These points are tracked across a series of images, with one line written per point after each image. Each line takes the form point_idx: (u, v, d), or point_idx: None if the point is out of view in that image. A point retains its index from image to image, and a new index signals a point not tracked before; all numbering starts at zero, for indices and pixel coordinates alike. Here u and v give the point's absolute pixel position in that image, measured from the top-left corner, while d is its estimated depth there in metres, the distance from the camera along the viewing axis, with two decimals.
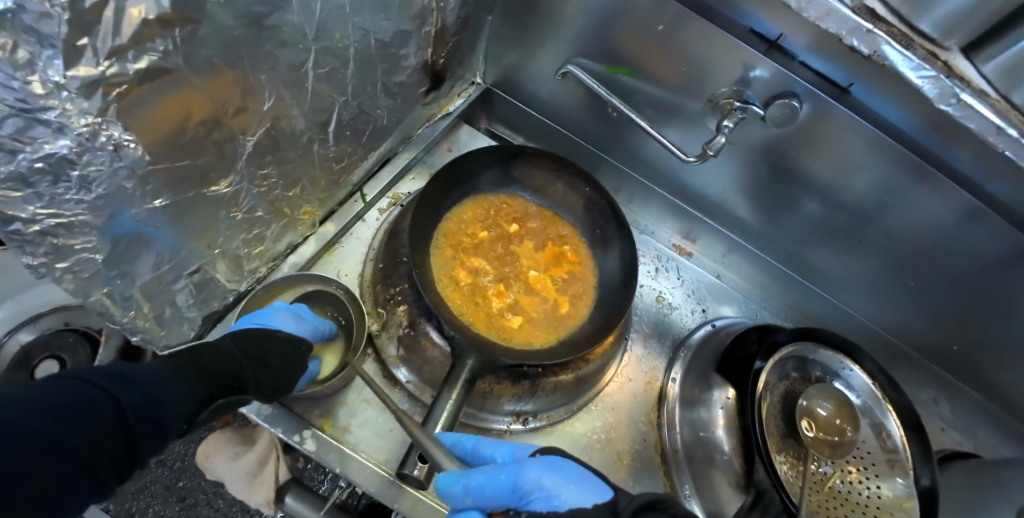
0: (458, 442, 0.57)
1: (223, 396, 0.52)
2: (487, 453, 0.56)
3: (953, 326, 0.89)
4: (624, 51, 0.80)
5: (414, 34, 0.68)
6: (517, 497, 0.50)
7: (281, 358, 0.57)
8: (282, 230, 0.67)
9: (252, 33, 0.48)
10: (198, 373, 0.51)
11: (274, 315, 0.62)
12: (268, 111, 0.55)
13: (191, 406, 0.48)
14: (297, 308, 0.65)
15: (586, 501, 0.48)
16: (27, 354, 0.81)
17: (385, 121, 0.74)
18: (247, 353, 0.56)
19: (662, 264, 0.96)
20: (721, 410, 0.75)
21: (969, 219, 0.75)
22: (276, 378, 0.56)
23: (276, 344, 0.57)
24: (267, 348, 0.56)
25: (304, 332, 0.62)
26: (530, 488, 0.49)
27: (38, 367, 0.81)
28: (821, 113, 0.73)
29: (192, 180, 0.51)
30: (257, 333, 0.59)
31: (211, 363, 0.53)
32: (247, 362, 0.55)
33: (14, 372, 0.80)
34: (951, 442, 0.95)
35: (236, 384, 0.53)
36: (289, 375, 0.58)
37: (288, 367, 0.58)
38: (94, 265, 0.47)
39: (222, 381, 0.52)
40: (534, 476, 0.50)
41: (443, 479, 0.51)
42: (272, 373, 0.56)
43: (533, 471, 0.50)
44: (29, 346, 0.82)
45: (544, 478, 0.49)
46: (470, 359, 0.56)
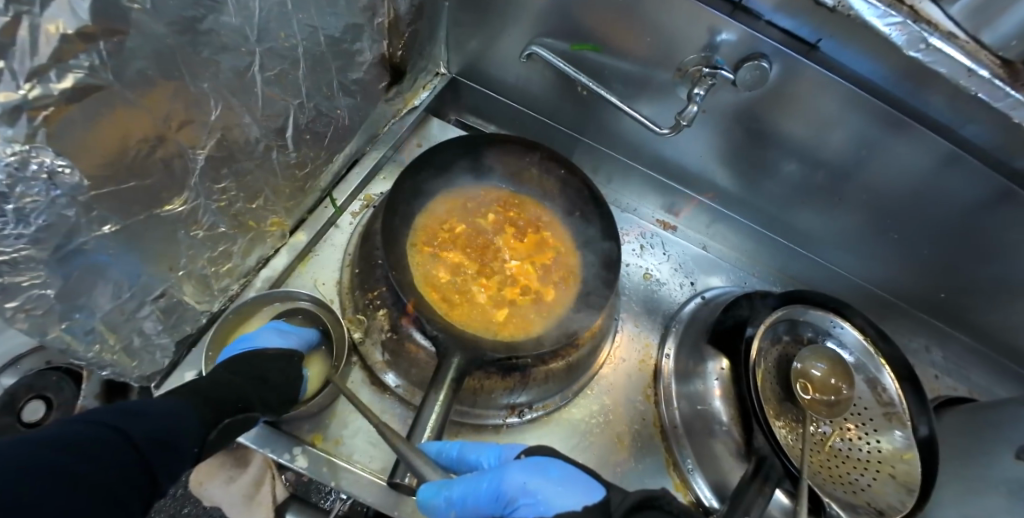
0: (444, 449, 0.56)
1: (230, 416, 0.49)
2: (474, 458, 0.55)
3: (940, 274, 0.89)
4: (587, 27, 0.78)
5: (366, 27, 0.65)
6: (502, 504, 0.48)
7: (281, 374, 0.56)
8: (250, 243, 0.65)
9: (187, 40, 0.46)
10: (205, 400, 0.48)
11: (256, 336, 0.60)
12: (217, 121, 0.53)
13: (200, 430, 0.46)
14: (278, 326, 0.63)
15: (574, 504, 0.45)
16: (10, 398, 0.70)
17: (347, 121, 0.71)
18: (245, 374, 0.54)
19: (647, 241, 0.95)
20: (716, 381, 0.73)
21: (946, 164, 0.74)
22: (278, 394, 0.55)
23: (273, 363, 0.56)
24: (263, 366, 0.55)
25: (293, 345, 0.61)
26: (514, 494, 0.48)
27: (23, 410, 0.71)
28: (792, 72, 0.71)
29: (141, 201, 0.49)
30: (246, 355, 0.56)
31: (212, 389, 0.50)
32: (248, 383, 0.53)
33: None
34: (946, 388, 0.96)
35: (241, 404, 0.51)
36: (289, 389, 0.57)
37: (290, 381, 0.57)
38: (47, 301, 0.45)
39: (229, 403, 0.50)
40: (518, 480, 0.48)
41: (425, 493, 0.50)
42: (273, 389, 0.55)
43: (517, 475, 0.48)
44: (11, 389, 0.71)
45: (528, 481, 0.48)
46: (456, 357, 0.55)
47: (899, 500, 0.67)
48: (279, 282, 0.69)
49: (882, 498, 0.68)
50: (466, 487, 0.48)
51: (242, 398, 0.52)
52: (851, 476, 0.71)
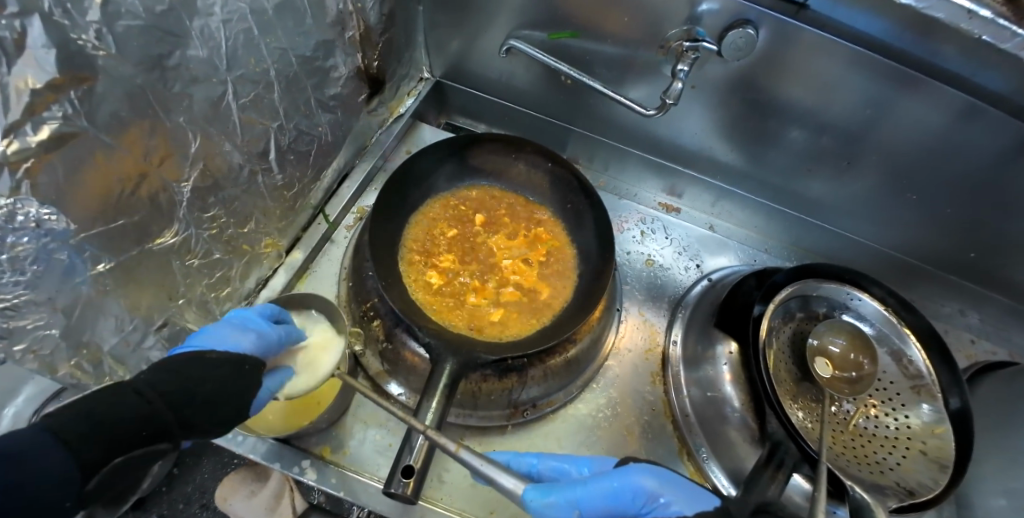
0: (521, 460, 0.57)
1: (124, 455, 0.41)
2: (558, 467, 0.57)
3: (968, 232, 0.84)
4: (563, 14, 0.76)
5: (338, 42, 0.66)
6: (636, 505, 0.52)
7: (216, 384, 0.49)
8: (247, 267, 0.66)
9: (157, 77, 0.48)
10: (91, 431, 0.40)
11: (215, 334, 0.54)
12: (197, 152, 0.54)
13: (79, 477, 0.38)
14: (249, 319, 0.56)
15: (705, 504, 0.53)
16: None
17: (330, 137, 0.72)
18: (166, 389, 0.46)
19: (647, 226, 0.92)
20: (726, 366, 0.72)
21: (966, 118, 0.69)
22: (207, 412, 0.47)
23: (213, 371, 0.49)
24: (193, 378, 0.48)
25: (249, 345, 0.53)
26: (649, 496, 0.52)
27: None
28: (780, 35, 0.68)
29: (132, 237, 0.51)
30: (184, 359, 0.50)
31: (114, 417, 0.41)
32: (166, 400, 0.45)
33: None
34: (984, 352, 0.91)
35: (147, 434, 0.43)
36: (236, 407, 0.49)
37: (233, 393, 0.49)
38: (53, 341, 0.47)
39: (132, 432, 0.42)
40: (644, 483, 0.52)
41: (534, 495, 0.50)
42: (200, 408, 0.47)
43: (642, 478, 0.52)
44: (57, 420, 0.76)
45: (655, 483, 0.52)
46: (448, 362, 0.55)
47: (931, 477, 0.63)
48: None
49: (912, 476, 0.64)
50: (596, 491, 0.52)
51: (150, 423, 0.43)
52: (877, 456, 0.67)
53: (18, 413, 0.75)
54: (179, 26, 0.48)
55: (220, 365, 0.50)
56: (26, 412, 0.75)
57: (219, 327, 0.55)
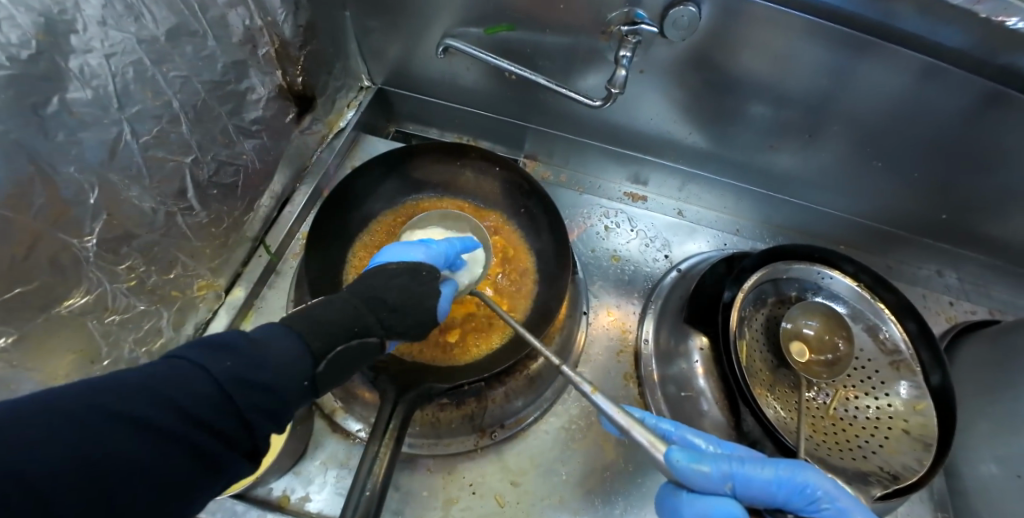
0: (658, 423, 0.55)
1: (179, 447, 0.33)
2: (698, 442, 0.55)
3: (938, 193, 0.81)
4: (495, 6, 0.71)
5: (251, 62, 0.61)
6: (804, 500, 0.49)
7: (403, 290, 0.51)
8: (180, 314, 0.62)
9: (34, 129, 0.43)
10: (313, 327, 0.42)
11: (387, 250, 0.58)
12: (99, 203, 0.49)
13: (171, 456, 0.33)
14: (427, 240, 0.60)
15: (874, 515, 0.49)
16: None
17: (258, 164, 0.67)
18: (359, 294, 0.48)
19: (611, 220, 0.89)
20: (699, 360, 0.70)
21: (925, 77, 0.66)
22: (402, 313, 0.49)
23: (396, 278, 0.51)
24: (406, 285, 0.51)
25: (421, 256, 0.56)
26: (822, 494, 0.49)
27: None
28: (724, 9, 0.64)
29: (33, 305, 0.46)
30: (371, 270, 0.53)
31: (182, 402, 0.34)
32: (366, 302, 0.47)
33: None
34: (963, 313, 0.89)
35: (356, 330, 0.44)
36: (428, 309, 0.51)
37: (418, 294, 0.51)
38: None
39: (344, 328, 0.44)
40: (823, 483, 0.49)
41: (687, 457, 0.47)
42: (393, 307, 0.49)
43: (821, 477, 0.50)
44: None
45: (833, 487, 0.50)
46: (395, 398, 0.51)
47: (915, 458, 0.61)
48: None
49: (896, 459, 0.62)
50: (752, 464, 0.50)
51: (358, 321, 0.45)
52: (858, 442, 0.65)
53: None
54: (52, 69, 0.43)
55: (398, 271, 0.52)
56: None
57: (389, 250, 0.58)
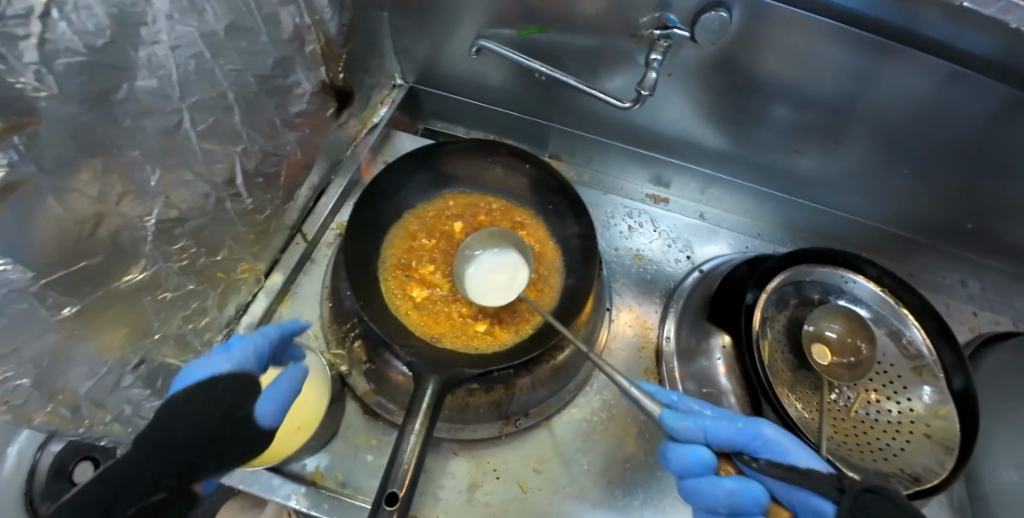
0: (661, 393, 0.58)
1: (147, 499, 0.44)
2: (696, 408, 0.57)
3: (963, 200, 0.81)
4: (529, 9, 0.74)
5: (298, 57, 0.64)
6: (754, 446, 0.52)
7: (192, 425, 0.47)
8: (223, 295, 0.65)
9: (104, 114, 0.46)
10: (150, 450, 0.45)
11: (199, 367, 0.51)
12: (158, 186, 0.52)
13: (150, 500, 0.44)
14: (228, 346, 0.54)
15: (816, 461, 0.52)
16: (60, 464, 0.68)
17: (299, 155, 0.70)
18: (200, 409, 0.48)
19: (634, 220, 0.90)
20: (721, 359, 0.72)
21: (950, 82, 0.67)
22: (198, 445, 0.47)
23: (185, 413, 0.48)
24: (181, 424, 0.47)
25: (227, 368, 0.52)
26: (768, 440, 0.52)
27: (76, 473, 0.68)
28: (753, 14, 0.65)
29: (97, 279, 0.49)
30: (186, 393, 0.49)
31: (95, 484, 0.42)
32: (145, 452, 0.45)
33: (53, 484, 0.67)
34: (987, 323, 0.89)
35: (158, 483, 0.44)
36: (228, 429, 0.49)
37: (196, 424, 0.47)
38: (24, 391, 0.46)
39: (172, 461, 0.45)
40: (769, 432, 0.53)
41: (670, 416, 0.52)
42: (216, 449, 0.47)
43: (769, 427, 0.53)
44: (63, 454, 0.68)
45: (783, 436, 0.52)
46: (431, 381, 0.53)
47: (937, 461, 0.62)
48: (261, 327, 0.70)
49: (916, 461, 0.63)
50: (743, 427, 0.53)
51: (174, 461, 0.45)
52: (879, 443, 0.65)
53: (22, 450, 0.67)
54: (123, 59, 0.46)
55: (190, 398, 0.49)
56: (28, 447, 0.68)
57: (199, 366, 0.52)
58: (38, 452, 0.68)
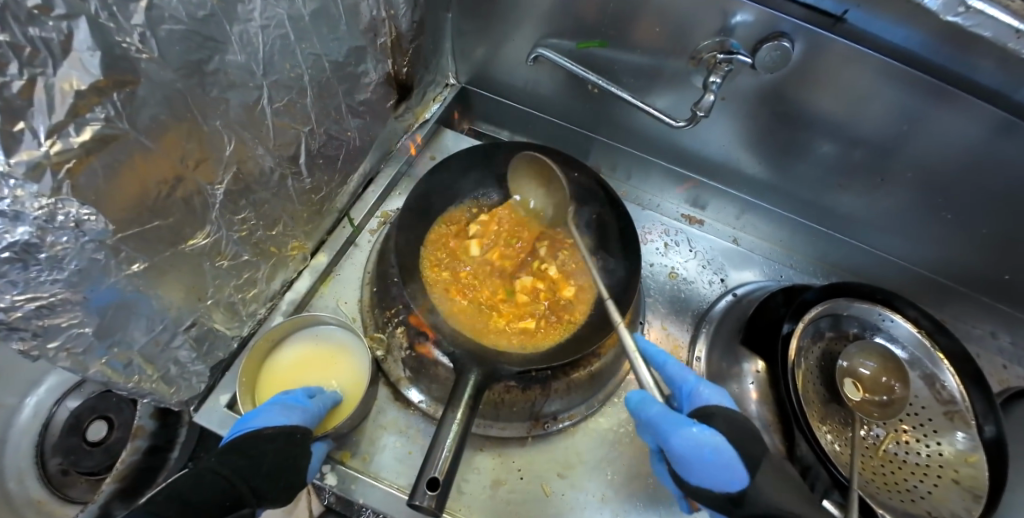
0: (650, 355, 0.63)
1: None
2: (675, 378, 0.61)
3: (1004, 252, 0.81)
4: (592, 24, 0.76)
5: (370, 48, 0.66)
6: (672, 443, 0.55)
7: (253, 462, 0.50)
8: (273, 269, 0.67)
9: (195, 82, 0.48)
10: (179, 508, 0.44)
11: (264, 412, 0.55)
12: (231, 156, 0.54)
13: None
14: (296, 398, 0.58)
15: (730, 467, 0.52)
16: (77, 419, 0.74)
17: (357, 142, 0.72)
18: (232, 465, 0.50)
19: (671, 238, 0.91)
20: (753, 384, 0.71)
21: (1002, 132, 0.67)
22: (271, 477, 0.51)
23: (262, 448, 0.52)
24: (259, 455, 0.51)
25: (296, 419, 0.55)
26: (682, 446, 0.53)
27: (89, 429, 0.73)
28: (815, 48, 0.66)
29: (166, 239, 0.51)
30: (244, 439, 0.52)
31: (194, 490, 0.46)
32: (236, 474, 0.49)
33: (67, 438, 0.73)
34: (1016, 378, 0.89)
35: (228, 502, 0.47)
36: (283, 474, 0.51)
37: (258, 458, 0.51)
38: (86, 339, 0.47)
39: (215, 502, 0.47)
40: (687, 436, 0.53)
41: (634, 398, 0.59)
42: (267, 476, 0.50)
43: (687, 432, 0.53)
44: (78, 411, 0.74)
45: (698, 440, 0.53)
46: (473, 373, 0.54)
47: (964, 508, 0.61)
48: (303, 304, 0.71)
49: (944, 506, 0.62)
50: (683, 371, 0.61)
51: (229, 493, 0.48)
52: (908, 484, 0.65)
53: (40, 402, 0.74)
54: (219, 32, 0.48)
55: (271, 439, 0.52)
56: (49, 398, 0.75)
57: (260, 417, 0.55)
58: (56, 406, 0.75)
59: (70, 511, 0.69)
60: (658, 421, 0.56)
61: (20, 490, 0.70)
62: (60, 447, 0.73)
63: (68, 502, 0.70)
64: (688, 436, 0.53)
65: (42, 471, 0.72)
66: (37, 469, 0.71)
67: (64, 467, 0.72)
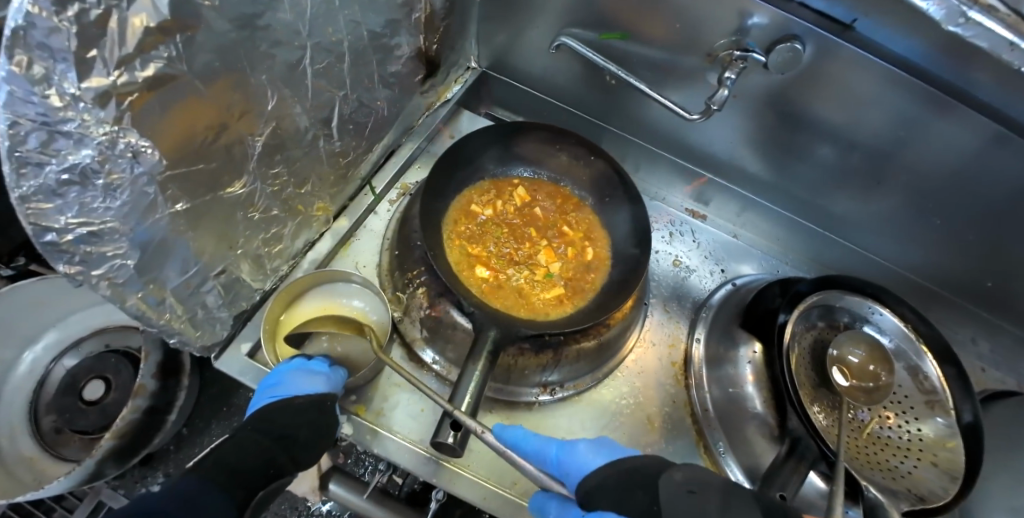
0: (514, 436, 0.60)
1: (263, 489, 0.53)
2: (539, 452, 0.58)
3: (988, 259, 0.86)
4: (614, 17, 0.79)
5: (404, 22, 0.69)
6: None
7: (290, 428, 0.56)
8: (298, 227, 0.69)
9: (247, 35, 0.50)
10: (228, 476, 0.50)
11: (289, 379, 0.58)
12: (271, 111, 0.57)
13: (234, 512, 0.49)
14: (316, 366, 0.61)
15: None
16: (72, 378, 0.82)
17: (385, 113, 0.75)
18: (271, 436, 0.55)
19: (676, 228, 0.96)
20: (749, 366, 0.75)
21: (995, 144, 0.71)
22: (310, 436, 0.57)
23: (296, 418, 0.56)
24: (289, 419, 0.56)
25: (323, 387, 0.58)
26: None
27: (85, 388, 0.81)
28: (825, 52, 0.70)
29: (206, 184, 0.53)
30: (276, 408, 0.56)
31: (240, 458, 0.52)
32: (273, 444, 0.55)
33: (62, 397, 0.81)
34: (992, 381, 0.94)
35: (271, 471, 0.54)
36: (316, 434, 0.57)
37: (293, 426, 0.56)
38: (127, 271, 0.48)
39: (254, 467, 0.53)
40: None
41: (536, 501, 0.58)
42: (303, 445, 0.56)
43: None
44: (74, 370, 0.83)
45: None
46: (492, 331, 0.57)
47: (941, 487, 0.65)
48: (323, 265, 0.73)
49: (923, 484, 0.66)
50: (539, 448, 0.58)
51: (269, 463, 0.54)
52: (891, 463, 0.69)
53: (36, 359, 0.82)
54: None
55: (304, 408, 0.55)
56: (46, 357, 0.83)
57: (286, 385, 0.58)
58: (52, 364, 0.82)
59: (62, 467, 0.77)
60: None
61: (12, 444, 0.76)
62: (54, 406, 0.81)
63: (60, 460, 0.78)
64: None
65: (35, 428, 0.79)
66: (31, 425, 0.79)
67: (57, 425, 0.80)
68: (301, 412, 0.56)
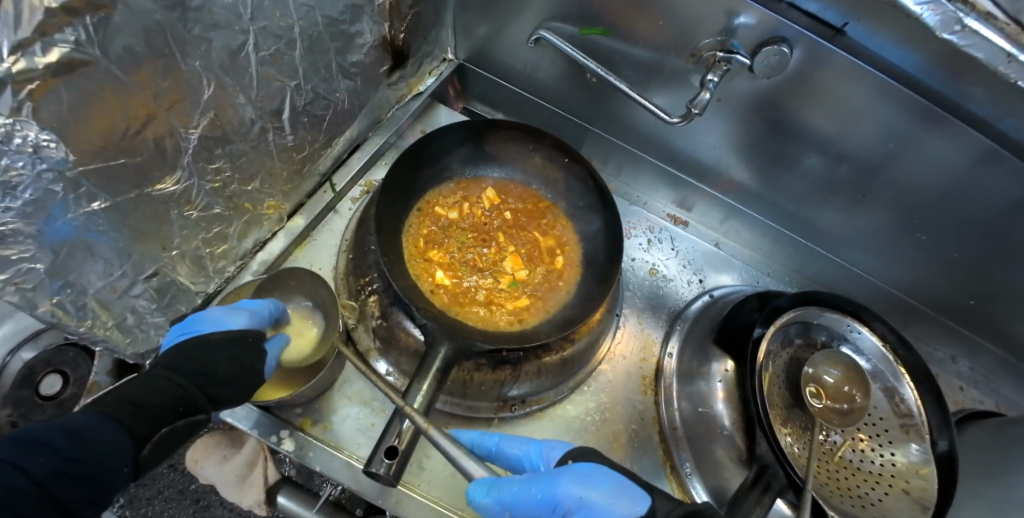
0: (480, 442, 0.57)
1: (168, 427, 0.49)
2: (513, 453, 0.55)
3: (971, 280, 0.84)
4: (597, 11, 0.74)
5: (367, 8, 0.64)
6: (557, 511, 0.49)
7: (203, 365, 0.53)
8: (245, 226, 0.65)
9: (177, 16, 0.44)
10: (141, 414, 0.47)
11: (204, 316, 0.57)
12: (209, 100, 0.52)
13: (130, 447, 0.45)
14: (248, 304, 0.60)
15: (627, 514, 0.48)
16: (30, 371, 0.77)
17: (345, 105, 0.71)
18: (184, 372, 0.52)
19: (655, 235, 0.93)
20: (721, 383, 0.72)
21: (983, 162, 0.68)
22: (229, 381, 0.53)
23: (215, 352, 0.54)
24: (203, 354, 0.53)
25: (244, 323, 0.58)
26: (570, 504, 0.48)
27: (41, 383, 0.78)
28: (814, 57, 0.66)
29: (131, 180, 0.48)
30: (190, 344, 0.54)
31: (148, 395, 0.48)
32: (190, 380, 0.51)
33: (17, 390, 0.77)
34: (971, 400, 0.92)
35: (182, 408, 0.50)
36: (237, 374, 0.54)
37: (208, 364, 0.53)
38: (36, 275, 0.44)
39: (165, 405, 0.49)
40: (572, 491, 0.49)
41: (476, 492, 0.49)
42: (221, 383, 0.53)
43: (569, 485, 0.49)
44: (31, 363, 0.78)
45: (582, 491, 0.49)
46: (443, 346, 0.53)
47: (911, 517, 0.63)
48: (275, 266, 0.70)
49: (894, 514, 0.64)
50: (516, 447, 0.56)
51: (181, 399, 0.50)
52: (860, 490, 0.66)
53: None
54: None
55: (223, 344, 0.54)
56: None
57: (204, 318, 0.57)
58: (7, 357, 0.77)
59: None
60: (524, 503, 0.49)
61: None
62: (9, 398, 0.76)
63: None
64: (570, 487, 0.49)
65: None
66: None
67: (12, 419, 0.75)
68: (218, 347, 0.54)
